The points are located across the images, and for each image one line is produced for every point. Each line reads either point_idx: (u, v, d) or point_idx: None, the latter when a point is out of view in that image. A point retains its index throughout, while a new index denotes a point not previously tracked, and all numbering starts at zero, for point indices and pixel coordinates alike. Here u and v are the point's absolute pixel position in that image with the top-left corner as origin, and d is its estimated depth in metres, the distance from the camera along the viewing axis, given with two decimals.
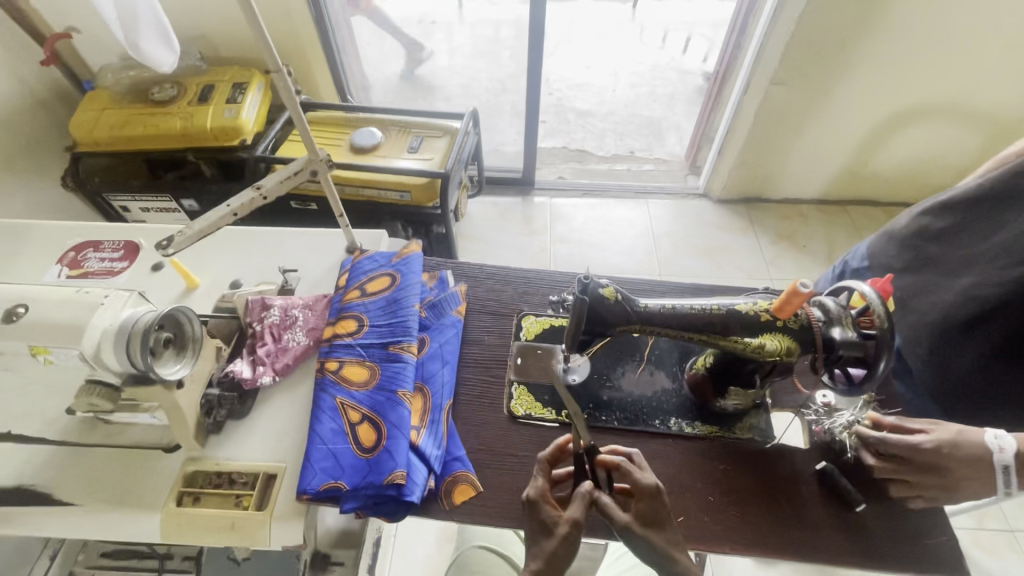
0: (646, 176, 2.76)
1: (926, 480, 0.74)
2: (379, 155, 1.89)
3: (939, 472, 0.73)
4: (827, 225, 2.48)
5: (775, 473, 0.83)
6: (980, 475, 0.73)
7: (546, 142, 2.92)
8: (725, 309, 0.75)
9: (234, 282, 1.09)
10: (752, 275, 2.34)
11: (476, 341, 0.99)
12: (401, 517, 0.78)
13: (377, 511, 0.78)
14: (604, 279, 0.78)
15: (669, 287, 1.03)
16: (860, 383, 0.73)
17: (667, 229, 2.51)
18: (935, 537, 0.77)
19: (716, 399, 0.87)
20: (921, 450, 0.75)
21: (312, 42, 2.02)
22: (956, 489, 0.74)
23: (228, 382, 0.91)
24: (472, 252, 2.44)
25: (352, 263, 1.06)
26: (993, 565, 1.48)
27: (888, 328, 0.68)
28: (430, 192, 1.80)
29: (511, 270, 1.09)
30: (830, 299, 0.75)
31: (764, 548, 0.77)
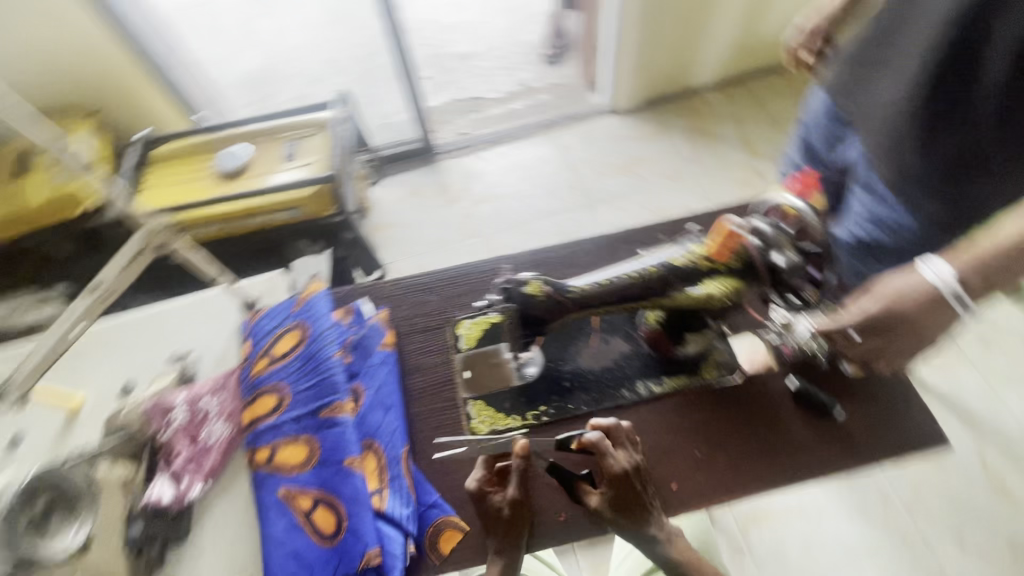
0: (547, 106, 2.62)
1: (890, 340, 0.70)
2: (254, 174, 1.66)
3: (896, 328, 0.69)
4: (733, 106, 2.46)
5: (752, 405, 0.80)
6: (935, 315, 0.66)
7: (435, 99, 2.70)
8: (661, 267, 0.68)
9: (125, 388, 0.94)
10: (675, 178, 2.30)
11: (415, 368, 0.89)
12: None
13: None
14: (525, 275, 0.69)
15: (599, 242, 0.96)
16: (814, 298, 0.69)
17: (582, 156, 2.42)
18: (912, 417, 0.78)
19: (675, 348, 0.83)
20: (870, 316, 0.69)
21: (130, 65, 1.71)
22: (922, 335, 0.69)
23: (151, 511, 0.79)
24: (394, 241, 2.28)
25: (250, 326, 0.92)
26: (949, 383, 1.60)
27: None
28: (323, 200, 1.62)
29: (431, 274, 0.98)
30: (761, 221, 0.69)
31: (759, 485, 0.75)
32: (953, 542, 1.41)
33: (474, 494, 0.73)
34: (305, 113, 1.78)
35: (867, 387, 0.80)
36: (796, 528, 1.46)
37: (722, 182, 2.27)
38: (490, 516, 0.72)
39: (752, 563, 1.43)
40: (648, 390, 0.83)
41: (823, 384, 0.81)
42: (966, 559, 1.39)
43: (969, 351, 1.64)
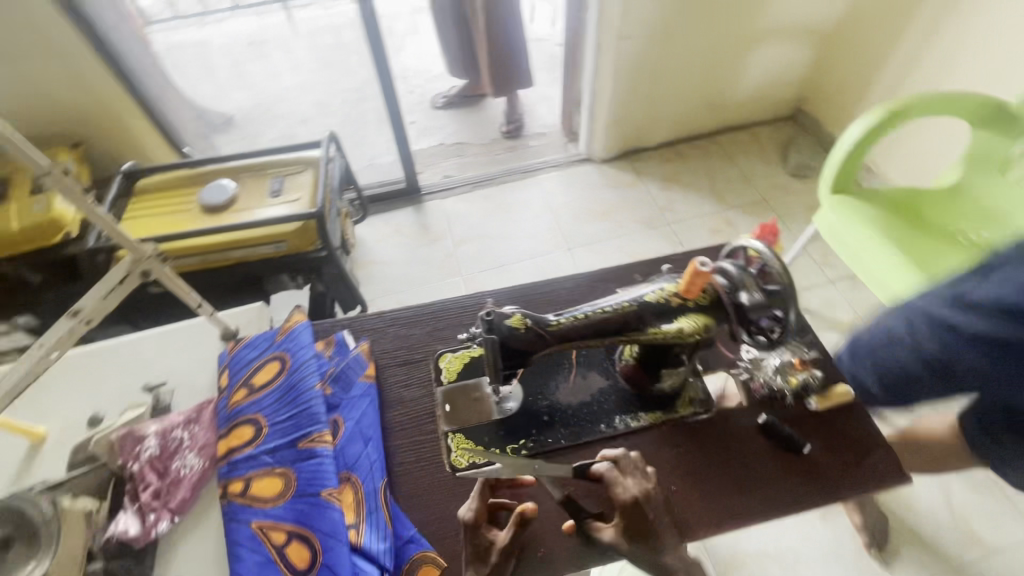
0: (528, 154, 2.73)
1: None
2: (239, 209, 1.68)
3: None
4: (704, 158, 2.60)
5: (724, 439, 0.83)
6: None
7: (421, 143, 2.79)
8: (635, 303, 0.73)
9: (94, 418, 0.91)
10: (651, 224, 2.40)
11: (396, 400, 0.90)
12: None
13: None
14: (508, 307, 0.72)
15: (577, 281, 1.00)
16: (779, 338, 0.72)
17: (561, 202, 2.51)
18: (875, 454, 0.81)
19: (637, 508, 0.70)
20: None
21: (124, 103, 1.74)
22: None
23: (114, 547, 0.75)
24: (374, 278, 2.29)
25: (229, 358, 0.91)
26: None
27: (789, 281, 0.69)
28: (308, 236, 1.63)
29: (415, 308, 1.00)
30: (728, 262, 0.74)
31: (738, 520, 0.76)
32: None
33: (470, 525, 0.72)
34: (294, 152, 1.82)
35: (833, 423, 0.83)
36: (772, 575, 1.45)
37: (696, 228, 2.37)
38: (476, 555, 0.71)
39: None
40: (598, 525, 0.74)
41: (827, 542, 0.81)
42: None
43: None
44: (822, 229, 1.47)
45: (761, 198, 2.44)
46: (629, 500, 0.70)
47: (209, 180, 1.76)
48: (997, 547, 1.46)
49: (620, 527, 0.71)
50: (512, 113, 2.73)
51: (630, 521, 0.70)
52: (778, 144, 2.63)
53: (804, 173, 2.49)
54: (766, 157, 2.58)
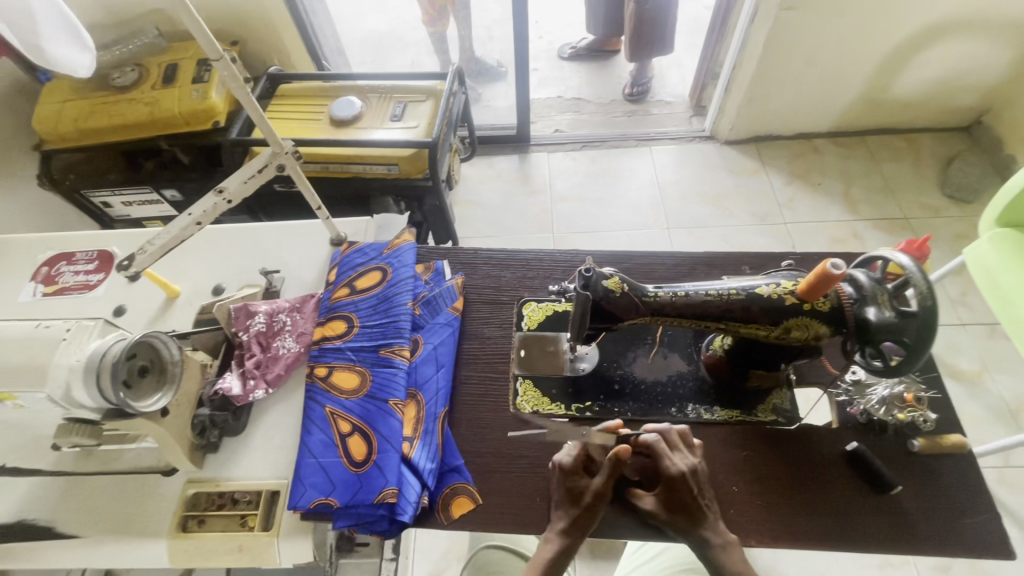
0: (648, 122, 2.59)
1: None
2: (361, 127, 1.76)
3: None
4: (844, 159, 2.33)
5: (803, 457, 0.77)
6: None
7: (540, 93, 2.74)
8: (743, 293, 0.68)
9: (216, 288, 1.03)
10: (764, 220, 2.21)
11: (475, 335, 0.93)
12: (395, 533, 0.75)
13: (369, 529, 0.75)
14: (607, 268, 0.70)
15: (679, 261, 0.96)
16: (898, 367, 0.65)
17: (672, 178, 2.38)
18: (974, 517, 0.72)
19: (683, 483, 0.71)
20: None
21: (279, 10, 1.85)
22: None
23: (218, 400, 0.86)
24: (469, 219, 2.33)
25: (341, 257, 0.99)
26: None
27: (932, 305, 0.60)
28: (419, 164, 1.69)
29: (510, 252, 1.01)
30: (861, 271, 0.67)
31: (798, 540, 0.73)
32: None
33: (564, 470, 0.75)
34: (420, 80, 1.86)
35: (933, 472, 0.75)
36: None
37: (816, 234, 2.16)
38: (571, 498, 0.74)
39: None
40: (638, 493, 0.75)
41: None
42: None
43: None
44: (972, 263, 1.29)
45: (902, 215, 2.16)
46: (678, 475, 0.71)
47: (339, 95, 1.85)
48: None
49: (661, 496, 0.72)
50: (641, 76, 2.58)
51: (672, 495, 0.71)
52: (939, 158, 2.28)
53: (964, 197, 2.15)
54: (921, 171, 2.26)
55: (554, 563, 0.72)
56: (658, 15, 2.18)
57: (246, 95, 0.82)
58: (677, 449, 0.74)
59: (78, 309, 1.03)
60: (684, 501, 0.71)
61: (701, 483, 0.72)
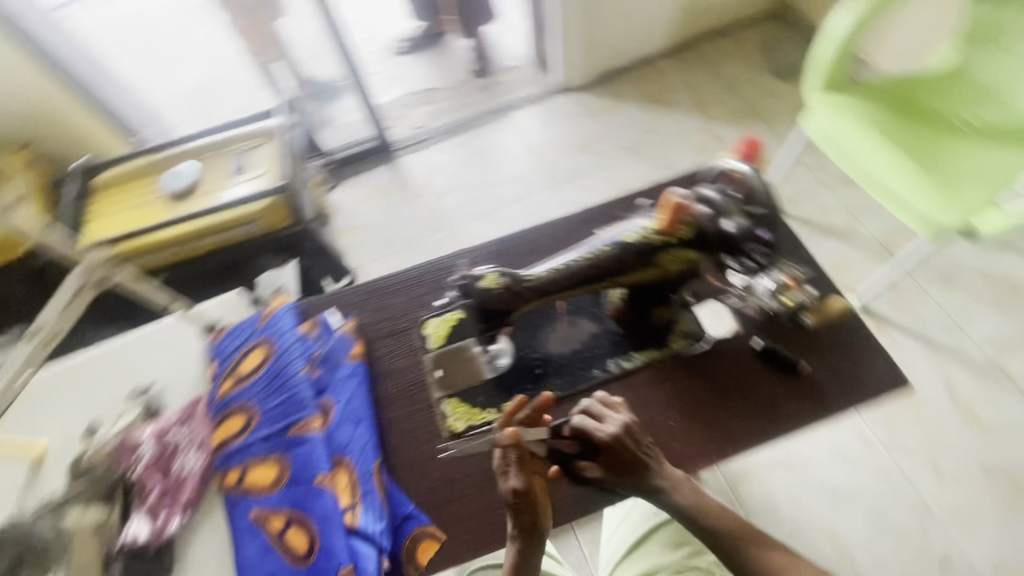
0: (501, 91, 2.58)
1: None
2: (203, 194, 1.59)
3: None
4: (684, 71, 2.46)
5: (720, 370, 0.81)
6: None
7: (387, 95, 2.64)
8: (614, 246, 0.68)
9: (89, 429, 0.89)
10: (636, 150, 2.30)
11: (385, 373, 0.88)
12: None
13: None
14: (480, 268, 0.68)
15: (557, 226, 0.95)
16: (767, 261, 0.71)
17: (541, 138, 2.40)
18: (871, 363, 0.80)
19: (622, 446, 0.70)
20: None
21: (59, 94, 1.63)
22: None
23: (130, 550, 0.76)
24: (360, 245, 2.23)
25: (215, 347, 0.90)
26: (911, 321, 1.69)
27: (770, 204, 0.68)
28: (279, 212, 1.59)
29: (392, 276, 0.96)
30: (709, 189, 0.69)
31: (740, 446, 0.76)
32: (931, 472, 1.49)
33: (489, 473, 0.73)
34: (251, 123, 1.73)
35: (829, 339, 0.82)
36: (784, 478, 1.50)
37: (683, 148, 2.28)
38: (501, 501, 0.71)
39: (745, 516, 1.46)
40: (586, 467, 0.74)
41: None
42: (943, 486, 1.47)
43: (931, 289, 1.73)
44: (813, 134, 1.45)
45: (748, 107, 2.32)
46: (613, 442, 0.70)
47: (167, 166, 1.67)
48: (997, 426, 1.53)
49: (603, 465, 0.72)
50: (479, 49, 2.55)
51: (615, 461, 0.71)
52: (761, 46, 2.47)
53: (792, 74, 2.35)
54: (750, 62, 2.44)
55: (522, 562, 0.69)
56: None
57: None
58: (600, 419, 0.73)
59: None
60: (626, 464, 0.70)
61: (636, 440, 0.71)
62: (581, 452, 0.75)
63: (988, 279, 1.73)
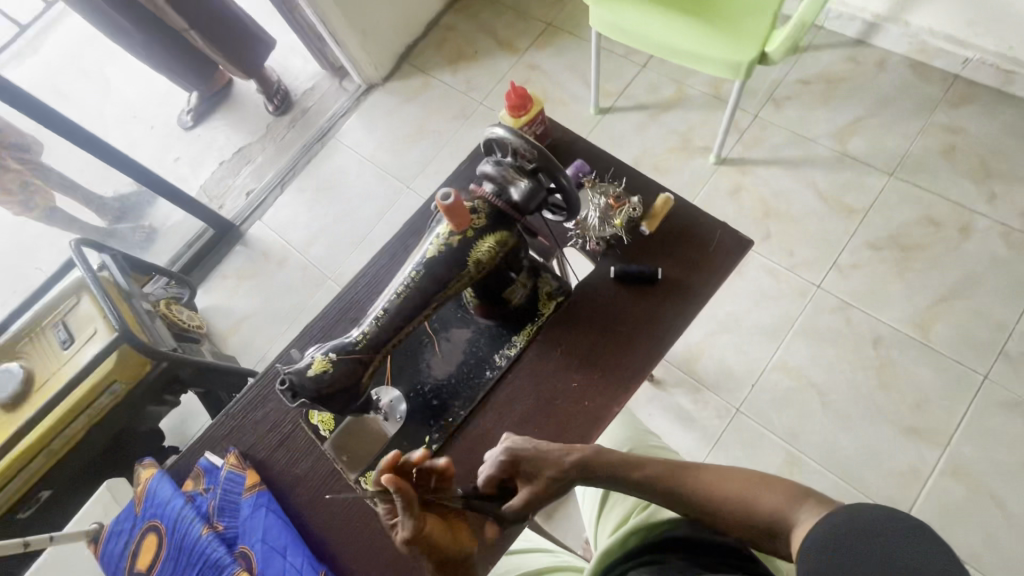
0: (313, 117, 2.42)
1: None
2: (45, 383, 1.40)
3: None
4: (473, 17, 2.39)
5: (594, 312, 0.82)
6: None
7: (203, 175, 2.41)
8: (420, 268, 0.65)
9: None
10: (466, 113, 2.24)
11: (294, 483, 0.82)
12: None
13: None
14: (305, 357, 0.64)
15: (392, 249, 0.88)
16: (572, 204, 0.68)
17: (373, 144, 2.28)
18: (714, 237, 0.82)
19: (520, 453, 0.74)
20: None
21: None
22: None
23: None
24: (253, 334, 2.07)
25: (105, 557, 0.80)
26: (763, 152, 1.79)
27: (540, 154, 0.64)
28: (133, 361, 1.40)
29: (255, 384, 0.88)
30: (484, 167, 0.67)
31: (638, 373, 0.78)
32: (834, 273, 1.61)
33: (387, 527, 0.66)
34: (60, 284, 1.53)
35: (670, 234, 0.83)
36: (725, 343, 1.58)
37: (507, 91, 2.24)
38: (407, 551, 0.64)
39: (709, 393, 1.53)
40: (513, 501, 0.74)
41: (806, 494, 0.67)
42: (847, 279, 1.59)
43: (766, 116, 1.83)
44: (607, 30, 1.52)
45: (545, 23, 2.30)
46: (508, 452, 0.74)
47: None
48: (866, 207, 1.66)
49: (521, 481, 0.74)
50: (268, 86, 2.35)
51: (524, 470, 0.74)
52: None
53: None
54: None
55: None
56: (226, 21, 1.90)
57: None
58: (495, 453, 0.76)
59: None
60: (532, 468, 0.73)
61: (530, 446, 0.74)
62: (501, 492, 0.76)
63: (806, 84, 1.85)
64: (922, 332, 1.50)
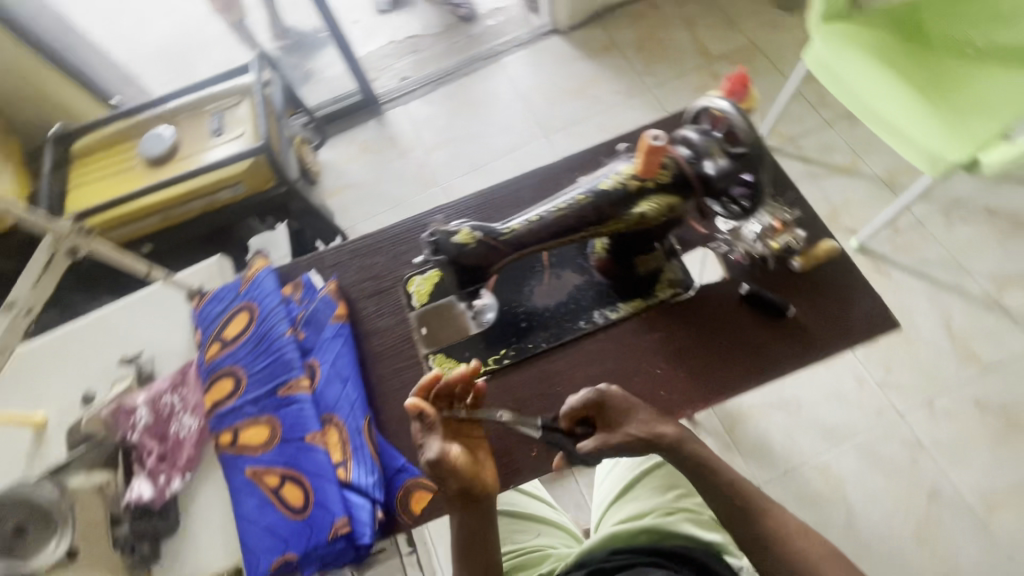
0: (486, 37, 2.45)
1: None
2: (186, 157, 1.54)
3: None
4: (682, 6, 2.31)
5: (708, 317, 0.81)
6: None
7: (372, 45, 2.50)
8: (590, 195, 0.66)
9: (87, 396, 0.92)
10: (628, 94, 2.19)
11: (372, 332, 0.88)
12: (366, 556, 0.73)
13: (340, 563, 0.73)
14: (454, 223, 0.66)
15: (534, 176, 0.94)
16: (751, 206, 0.65)
17: (533, 85, 2.29)
18: (859, 304, 0.79)
19: (606, 397, 0.72)
20: None
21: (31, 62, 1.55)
22: None
23: (136, 510, 0.79)
24: (355, 202, 2.18)
25: (198, 314, 0.89)
26: (910, 259, 1.66)
27: (755, 139, 0.61)
28: (263, 173, 1.52)
29: (374, 235, 0.95)
30: (688, 130, 0.66)
31: (725, 393, 0.77)
32: (923, 409, 1.49)
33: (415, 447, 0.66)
34: (227, 81, 1.64)
35: (817, 280, 0.80)
36: (776, 420, 1.52)
37: (677, 90, 2.17)
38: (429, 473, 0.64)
39: (740, 459, 1.48)
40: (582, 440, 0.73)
41: None
42: (935, 422, 1.48)
43: (932, 226, 1.69)
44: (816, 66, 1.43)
45: (748, 41, 2.20)
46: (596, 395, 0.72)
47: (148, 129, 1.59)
48: (993, 363, 1.52)
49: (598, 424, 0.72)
50: None
51: (604, 414, 0.72)
52: None
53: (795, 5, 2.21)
54: None
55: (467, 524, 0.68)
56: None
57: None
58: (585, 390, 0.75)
59: None
60: (613, 417, 0.71)
61: (620, 395, 0.72)
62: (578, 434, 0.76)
63: (992, 214, 1.68)
64: (987, 510, 1.39)
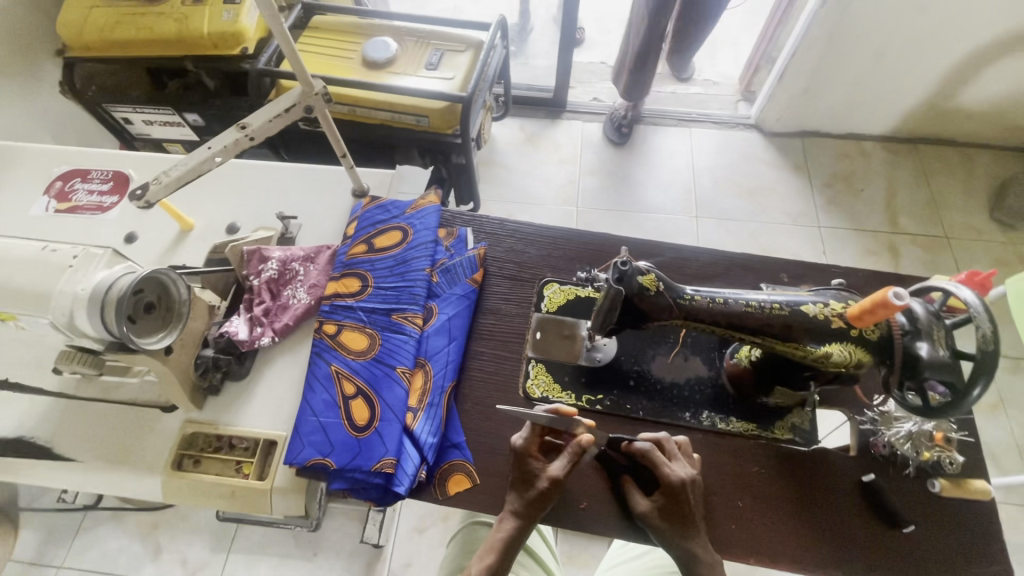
0: (689, 102, 2.37)
1: None
2: (393, 73, 1.61)
3: None
4: (891, 166, 2.13)
5: (817, 483, 0.75)
6: None
7: (583, 55, 2.50)
8: (787, 308, 0.65)
9: (231, 227, 1.00)
10: (798, 220, 2.06)
11: (492, 310, 0.89)
12: (389, 501, 0.74)
13: (364, 495, 0.74)
14: (644, 263, 0.66)
15: (709, 258, 0.91)
16: (940, 408, 0.60)
17: (709, 163, 2.19)
18: (985, 566, 0.70)
19: (683, 493, 0.68)
20: None
21: None
22: None
23: (223, 342, 0.84)
24: (495, 181, 2.19)
25: (360, 211, 0.94)
26: None
27: (991, 349, 0.56)
28: (450, 118, 1.53)
29: (537, 228, 0.96)
30: (918, 302, 0.62)
31: (797, 566, 0.71)
32: None
33: (518, 450, 0.72)
34: (459, 28, 1.69)
35: (951, 515, 0.72)
36: None
37: (847, 241, 2.01)
38: (526, 477, 0.71)
39: None
40: (633, 489, 0.72)
41: None
42: None
43: None
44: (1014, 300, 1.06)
45: (943, 234, 2.00)
46: (676, 484, 0.68)
47: (375, 34, 1.69)
48: None
49: (659, 503, 0.69)
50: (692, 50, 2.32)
51: (669, 504, 0.69)
52: (992, 180, 2.09)
53: (1012, 223, 2.00)
54: (970, 189, 2.08)
55: (510, 544, 0.69)
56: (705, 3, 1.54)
57: (280, 25, 0.77)
58: (669, 455, 0.72)
59: (93, 230, 1.00)
60: (679, 509, 0.68)
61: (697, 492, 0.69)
62: (632, 469, 0.75)
63: None
64: None
